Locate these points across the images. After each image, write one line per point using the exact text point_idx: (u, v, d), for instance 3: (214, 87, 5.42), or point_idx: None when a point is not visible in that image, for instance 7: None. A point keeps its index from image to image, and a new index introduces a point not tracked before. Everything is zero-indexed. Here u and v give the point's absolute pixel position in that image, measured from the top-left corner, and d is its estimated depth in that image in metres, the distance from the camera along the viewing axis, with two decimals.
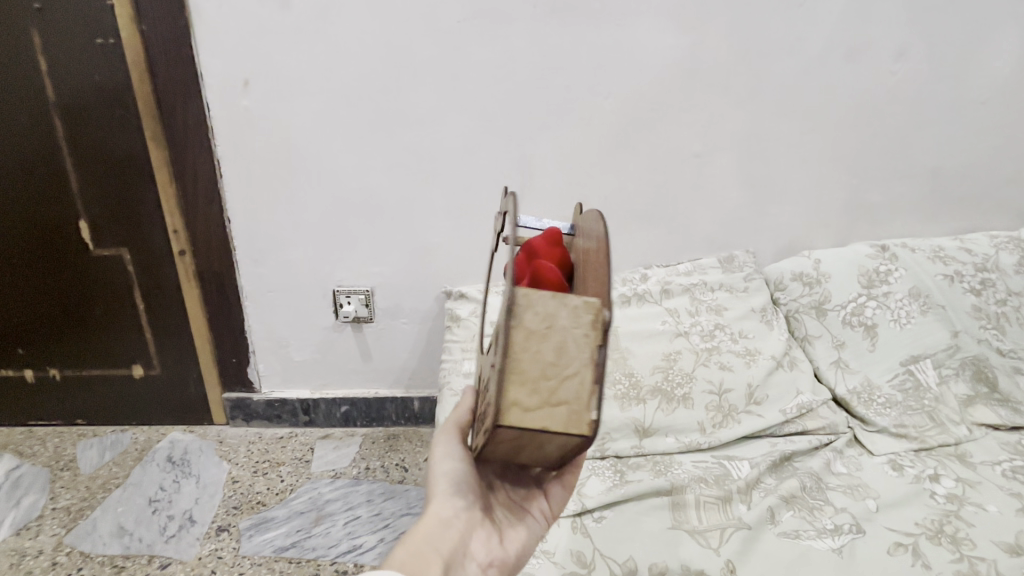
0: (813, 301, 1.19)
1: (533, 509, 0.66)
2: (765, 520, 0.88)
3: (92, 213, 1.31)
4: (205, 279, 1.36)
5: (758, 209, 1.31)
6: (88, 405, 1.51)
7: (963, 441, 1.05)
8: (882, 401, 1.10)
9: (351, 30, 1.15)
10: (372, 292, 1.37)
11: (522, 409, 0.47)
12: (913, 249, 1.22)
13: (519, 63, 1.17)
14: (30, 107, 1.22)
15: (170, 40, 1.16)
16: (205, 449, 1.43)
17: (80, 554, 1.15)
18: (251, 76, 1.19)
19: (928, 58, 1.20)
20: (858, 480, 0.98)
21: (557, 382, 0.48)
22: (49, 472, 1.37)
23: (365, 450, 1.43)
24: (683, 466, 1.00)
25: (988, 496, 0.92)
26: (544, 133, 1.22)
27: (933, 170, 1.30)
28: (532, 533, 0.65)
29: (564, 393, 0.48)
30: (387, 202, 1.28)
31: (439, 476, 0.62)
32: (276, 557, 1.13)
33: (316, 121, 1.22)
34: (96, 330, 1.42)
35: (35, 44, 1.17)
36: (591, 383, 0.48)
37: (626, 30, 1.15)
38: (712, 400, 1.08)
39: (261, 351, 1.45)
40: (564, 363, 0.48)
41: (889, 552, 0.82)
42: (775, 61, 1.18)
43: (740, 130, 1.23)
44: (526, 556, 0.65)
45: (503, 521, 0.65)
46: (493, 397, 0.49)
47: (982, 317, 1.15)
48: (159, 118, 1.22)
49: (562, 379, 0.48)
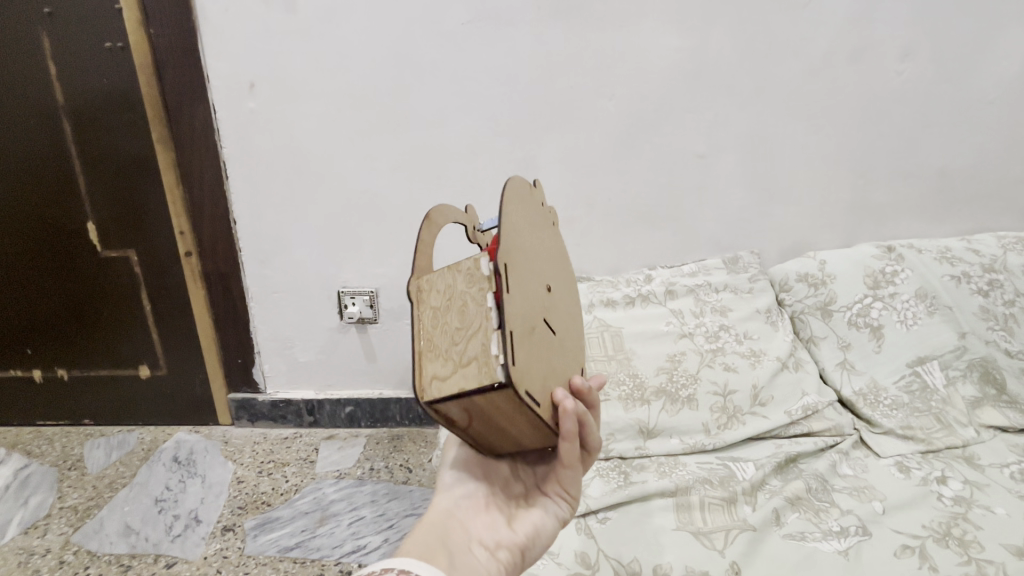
0: (819, 302, 1.18)
1: (548, 493, 0.62)
2: (770, 521, 0.87)
3: (100, 214, 1.32)
4: (211, 280, 1.37)
5: (763, 210, 1.30)
6: (95, 405, 1.52)
7: (971, 443, 1.04)
8: (888, 402, 1.09)
9: (356, 32, 1.16)
10: (377, 293, 1.38)
11: (440, 379, 0.53)
12: (920, 250, 1.22)
13: (524, 64, 1.17)
14: (40, 110, 1.24)
15: (177, 43, 1.17)
16: (211, 449, 1.44)
17: (87, 553, 1.16)
18: (257, 78, 1.19)
19: (934, 58, 1.19)
20: (865, 482, 0.97)
21: (465, 343, 0.52)
22: (57, 471, 1.38)
23: (369, 451, 1.43)
24: (688, 467, 0.99)
25: (996, 499, 0.91)
26: (548, 134, 1.23)
27: (939, 170, 1.29)
28: (548, 514, 0.60)
29: (473, 350, 0.51)
30: (392, 204, 1.29)
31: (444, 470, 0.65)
32: (280, 556, 1.13)
33: (322, 123, 1.23)
34: (103, 330, 1.43)
35: (45, 48, 1.19)
36: (489, 332, 0.50)
37: (630, 31, 1.15)
38: (717, 401, 1.07)
39: (266, 351, 1.45)
40: (467, 324, 0.52)
41: (895, 555, 0.82)
42: (780, 61, 1.18)
43: (745, 131, 1.23)
44: (545, 542, 0.60)
45: (516, 508, 0.62)
46: None
47: (990, 317, 1.14)
48: (166, 120, 1.23)
49: (467, 339, 0.52)
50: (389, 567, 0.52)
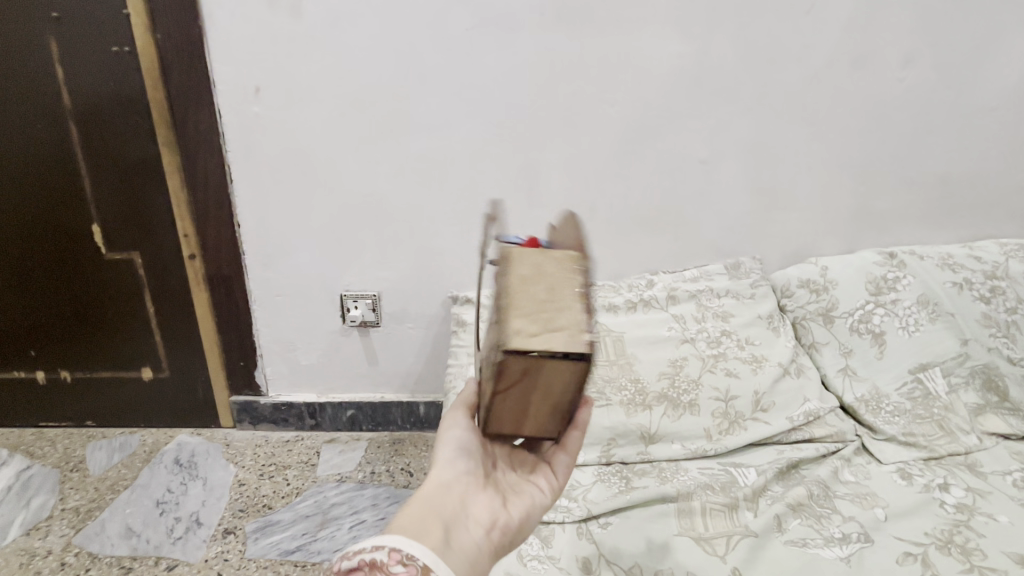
0: (820, 308, 1.18)
1: (536, 480, 0.66)
2: (771, 527, 0.87)
3: (105, 217, 1.33)
4: (214, 282, 1.37)
5: (765, 216, 1.31)
6: (97, 407, 1.53)
7: (973, 450, 1.04)
8: (890, 408, 1.09)
9: (361, 37, 1.17)
10: (380, 296, 1.38)
11: (525, 335, 0.52)
12: (922, 256, 1.22)
13: (527, 70, 1.18)
14: (46, 113, 1.25)
15: (184, 48, 1.18)
16: (213, 451, 1.44)
17: (88, 554, 1.16)
18: (262, 83, 1.20)
19: (936, 66, 1.20)
20: (867, 489, 0.97)
21: (553, 314, 0.54)
22: (59, 473, 1.39)
23: (370, 455, 1.43)
24: (689, 473, 0.99)
25: (999, 506, 0.91)
26: (551, 139, 1.23)
27: (941, 177, 1.29)
28: (537, 501, 0.64)
29: (560, 321, 0.54)
30: (395, 208, 1.29)
31: (446, 442, 0.64)
32: (282, 559, 1.14)
33: (326, 128, 1.23)
34: (107, 332, 1.44)
35: (53, 52, 1.20)
36: (581, 310, 0.54)
37: (633, 37, 1.16)
38: (719, 407, 1.07)
39: (269, 354, 1.46)
40: (556, 298, 0.55)
41: (898, 562, 0.82)
42: (782, 68, 1.19)
43: (747, 137, 1.24)
44: (531, 526, 0.63)
45: (508, 491, 0.63)
46: (494, 338, 0.54)
47: (992, 325, 1.15)
48: (172, 124, 1.24)
49: (556, 311, 0.54)
50: (379, 544, 0.52)
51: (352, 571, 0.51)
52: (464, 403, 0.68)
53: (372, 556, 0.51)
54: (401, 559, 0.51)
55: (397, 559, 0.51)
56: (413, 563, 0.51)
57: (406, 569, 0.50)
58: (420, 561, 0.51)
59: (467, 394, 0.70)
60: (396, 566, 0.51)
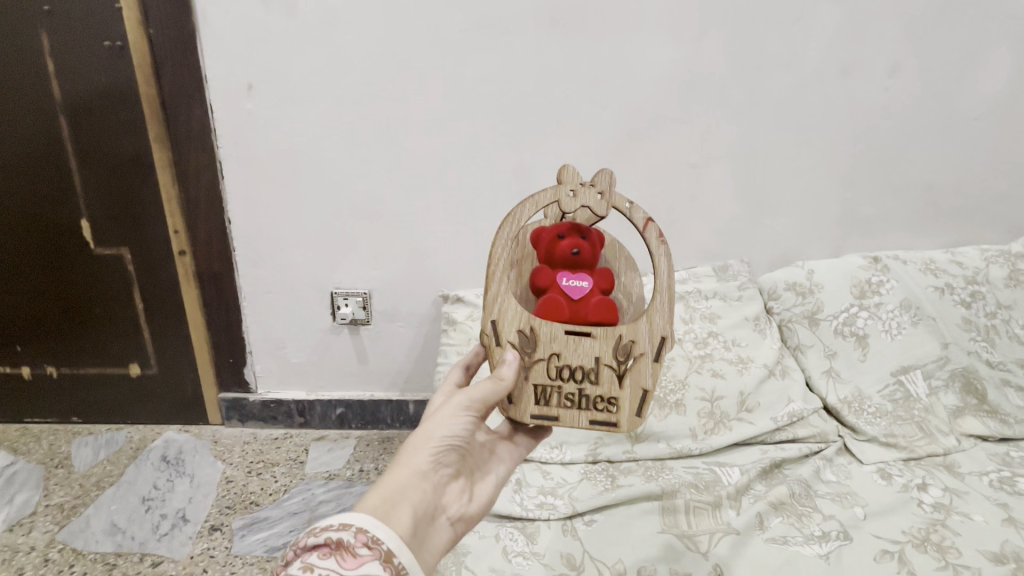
0: (806, 311, 1.20)
1: (496, 468, 0.72)
2: (753, 525, 0.89)
3: (95, 212, 1.32)
4: (204, 279, 1.37)
5: (753, 220, 1.33)
6: (84, 403, 1.51)
7: (952, 451, 1.06)
8: (872, 410, 1.11)
9: (354, 36, 1.17)
10: (370, 295, 1.38)
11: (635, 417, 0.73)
12: (905, 261, 1.24)
13: (520, 72, 1.19)
14: (36, 106, 1.24)
15: (176, 43, 1.18)
16: (200, 448, 1.43)
17: (72, 550, 1.15)
18: (255, 81, 1.21)
19: (920, 75, 1.22)
20: (847, 488, 0.98)
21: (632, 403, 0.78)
22: (44, 469, 1.38)
23: (358, 453, 1.43)
24: (674, 471, 1.01)
25: (974, 505, 0.93)
26: (542, 140, 1.24)
27: (925, 184, 1.32)
28: (495, 491, 0.70)
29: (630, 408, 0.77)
30: (388, 205, 1.30)
31: (435, 431, 0.64)
32: (268, 556, 1.14)
33: (319, 126, 1.24)
34: (94, 327, 1.43)
35: (44, 44, 1.19)
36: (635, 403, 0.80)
37: (625, 42, 1.17)
38: (704, 407, 1.09)
39: (258, 351, 1.45)
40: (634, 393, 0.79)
41: (875, 559, 0.83)
42: (770, 74, 1.21)
43: (735, 142, 1.26)
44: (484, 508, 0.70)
45: (473, 481, 0.69)
46: (625, 402, 0.71)
47: (972, 328, 1.17)
48: (163, 119, 1.24)
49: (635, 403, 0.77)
50: (346, 523, 0.54)
51: (316, 547, 0.52)
52: (476, 403, 0.66)
53: (339, 535, 0.52)
54: (367, 541, 0.53)
55: (364, 542, 0.52)
56: (378, 546, 0.53)
57: (370, 552, 0.52)
58: (385, 545, 0.54)
59: (503, 387, 0.68)
60: (362, 548, 0.52)
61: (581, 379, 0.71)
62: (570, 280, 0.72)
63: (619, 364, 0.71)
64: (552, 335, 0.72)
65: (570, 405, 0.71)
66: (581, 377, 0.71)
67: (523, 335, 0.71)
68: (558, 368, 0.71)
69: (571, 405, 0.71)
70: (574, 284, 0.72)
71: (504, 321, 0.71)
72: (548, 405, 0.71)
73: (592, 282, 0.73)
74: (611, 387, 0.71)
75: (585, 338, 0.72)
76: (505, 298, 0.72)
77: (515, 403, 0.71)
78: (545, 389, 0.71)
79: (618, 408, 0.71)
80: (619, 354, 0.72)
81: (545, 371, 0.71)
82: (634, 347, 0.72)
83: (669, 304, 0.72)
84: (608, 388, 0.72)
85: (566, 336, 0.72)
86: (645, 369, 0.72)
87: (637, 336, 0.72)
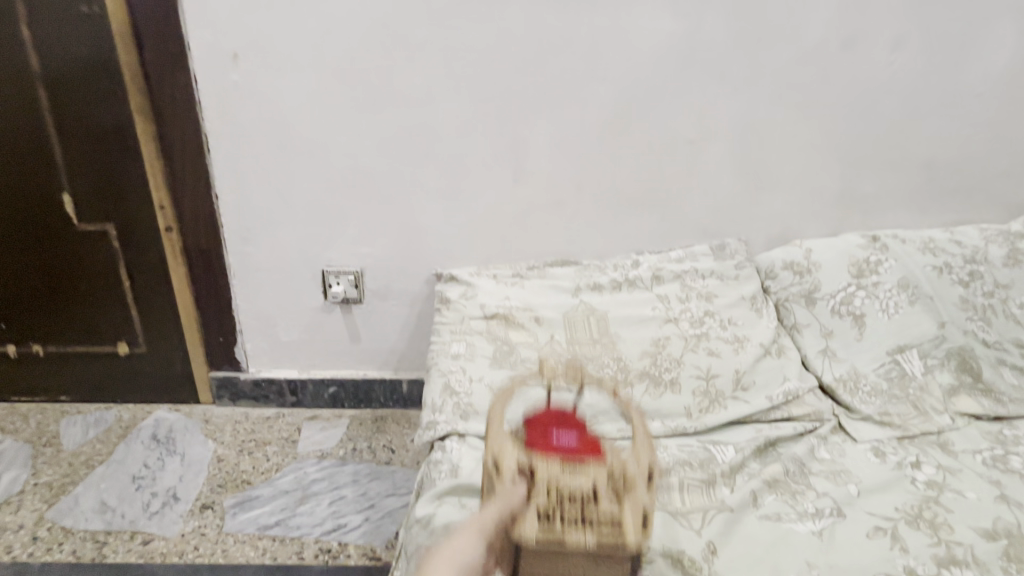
0: (803, 290, 1.18)
1: None
2: (747, 502, 0.88)
3: (77, 186, 1.29)
4: (192, 256, 1.34)
5: (752, 198, 1.30)
6: (72, 382, 1.49)
7: (946, 430, 1.05)
8: (867, 389, 1.10)
9: (342, 4, 1.12)
10: (362, 273, 1.36)
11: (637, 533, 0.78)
12: (904, 240, 1.22)
13: (515, 44, 1.15)
14: (12, 75, 1.19)
15: (157, 9, 1.13)
16: (191, 427, 1.42)
17: (61, 528, 1.14)
18: (240, 50, 1.16)
19: (924, 49, 1.19)
20: (841, 466, 0.98)
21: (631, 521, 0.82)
22: (32, 447, 1.36)
23: (351, 431, 1.42)
24: (669, 449, 1.00)
25: (967, 483, 0.93)
26: (538, 114, 1.21)
27: (925, 162, 1.30)
28: None
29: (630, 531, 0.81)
30: (380, 181, 1.27)
31: None
32: (260, 534, 1.14)
33: (307, 98, 1.20)
34: (81, 305, 1.40)
35: (17, 9, 1.14)
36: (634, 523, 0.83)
37: (623, 12, 1.13)
38: (699, 385, 1.08)
39: (249, 330, 1.43)
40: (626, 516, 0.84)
41: (868, 536, 0.83)
42: (771, 47, 1.17)
43: (735, 118, 1.23)
44: None
45: None
46: (625, 531, 0.77)
47: (969, 308, 1.16)
48: (146, 89, 1.20)
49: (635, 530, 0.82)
50: None
51: None
52: None
53: None
54: None
55: None
56: None
57: None
58: None
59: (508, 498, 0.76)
60: None
61: (581, 497, 0.80)
62: (557, 439, 0.88)
63: (615, 500, 0.81)
64: (550, 470, 0.82)
65: (574, 529, 0.78)
66: (580, 497, 0.80)
67: (521, 470, 0.82)
68: (559, 492, 0.79)
69: (576, 527, 0.76)
70: (563, 439, 0.88)
71: (506, 458, 0.82)
72: (553, 530, 0.77)
73: (578, 447, 0.87)
74: (611, 508, 0.79)
75: (579, 472, 0.83)
76: (503, 446, 0.84)
77: (520, 524, 0.77)
78: (549, 514, 0.78)
79: (622, 529, 0.77)
80: (612, 493, 0.81)
81: (547, 502, 0.79)
82: (624, 479, 0.82)
83: (648, 439, 0.83)
84: (606, 511, 0.79)
85: (561, 471, 0.83)
86: (641, 497, 0.79)
87: (624, 470, 0.82)
